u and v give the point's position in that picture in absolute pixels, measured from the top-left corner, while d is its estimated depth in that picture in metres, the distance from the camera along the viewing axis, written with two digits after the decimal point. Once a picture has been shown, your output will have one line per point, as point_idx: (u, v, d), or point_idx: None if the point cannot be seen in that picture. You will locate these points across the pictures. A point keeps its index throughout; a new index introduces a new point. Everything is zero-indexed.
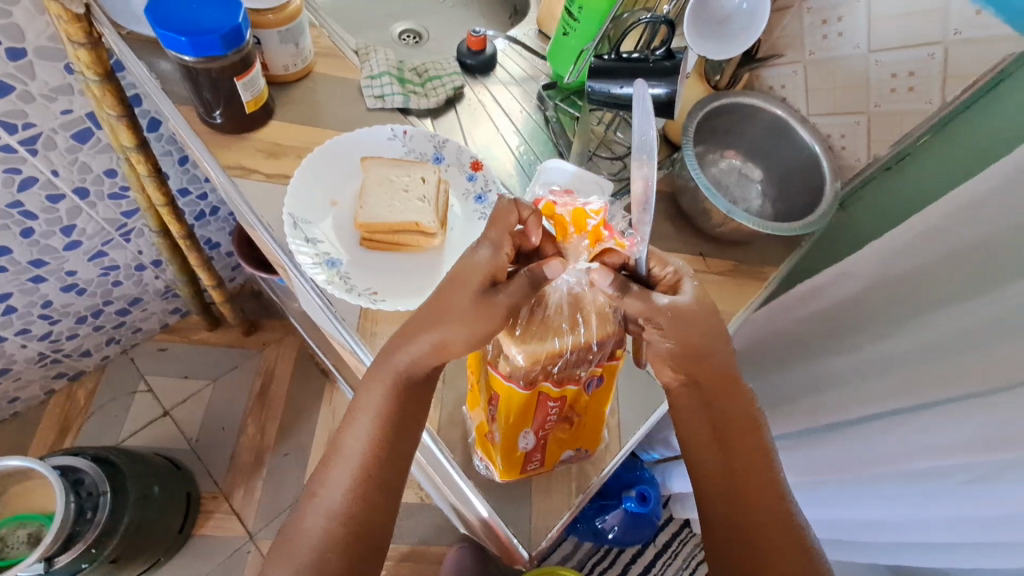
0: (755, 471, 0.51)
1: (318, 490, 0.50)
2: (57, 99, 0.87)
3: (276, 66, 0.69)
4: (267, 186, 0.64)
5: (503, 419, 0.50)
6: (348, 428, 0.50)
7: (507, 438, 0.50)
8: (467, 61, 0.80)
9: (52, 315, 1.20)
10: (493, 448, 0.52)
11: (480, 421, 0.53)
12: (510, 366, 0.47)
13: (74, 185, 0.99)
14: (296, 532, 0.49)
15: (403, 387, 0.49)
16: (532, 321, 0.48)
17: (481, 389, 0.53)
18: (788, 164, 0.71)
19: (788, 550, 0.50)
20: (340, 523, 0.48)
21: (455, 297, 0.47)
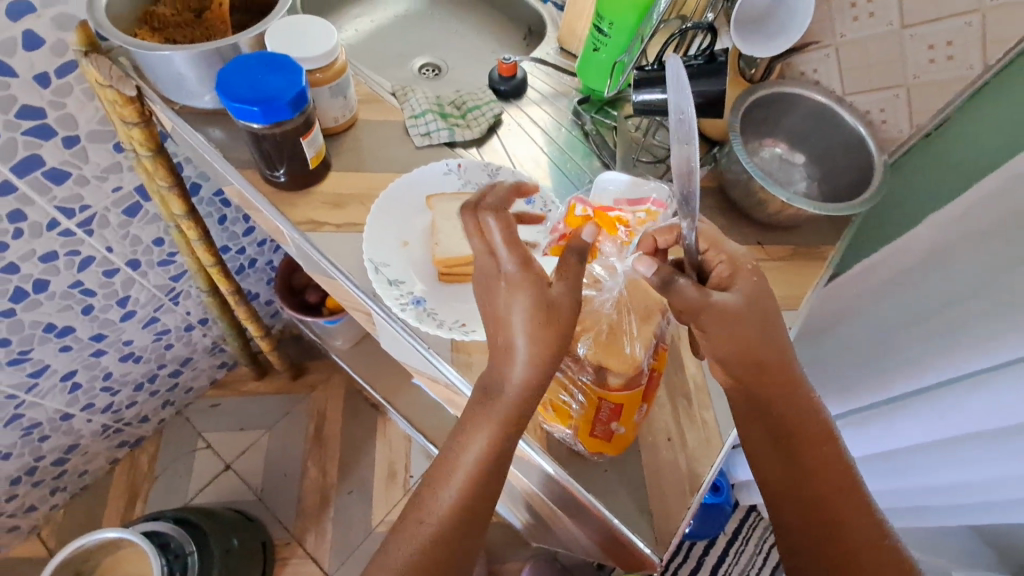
0: (801, 429, 0.52)
1: (409, 517, 0.51)
2: (108, 178, 0.90)
3: (327, 119, 0.72)
4: (339, 237, 0.66)
5: (617, 420, 0.53)
6: (446, 460, 0.51)
7: (627, 422, 0.53)
8: (500, 88, 0.82)
9: (112, 387, 1.23)
10: (608, 439, 0.54)
11: (579, 434, 0.55)
12: (621, 379, 0.51)
13: (127, 258, 1.02)
14: (387, 557, 0.50)
15: (511, 425, 0.50)
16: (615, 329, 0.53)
17: (573, 402, 0.54)
18: (830, 144, 0.73)
19: (837, 492, 0.52)
20: (431, 552, 0.49)
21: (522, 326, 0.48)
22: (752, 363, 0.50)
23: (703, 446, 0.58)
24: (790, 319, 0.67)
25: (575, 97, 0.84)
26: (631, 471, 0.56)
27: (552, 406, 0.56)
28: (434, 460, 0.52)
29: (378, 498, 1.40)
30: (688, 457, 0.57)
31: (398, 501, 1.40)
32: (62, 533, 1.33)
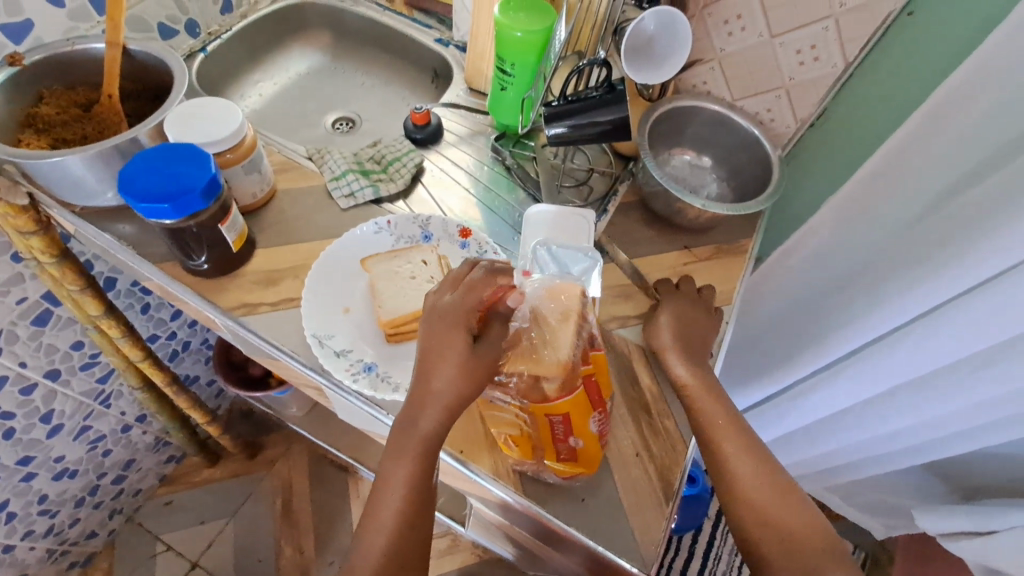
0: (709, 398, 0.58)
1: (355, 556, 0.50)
2: (9, 292, 0.83)
3: (244, 197, 0.70)
4: (277, 315, 0.64)
5: (573, 431, 0.54)
6: (378, 493, 0.51)
7: (585, 432, 0.54)
8: (416, 136, 0.83)
9: (49, 509, 1.13)
10: (573, 458, 0.55)
11: (548, 461, 0.56)
12: (556, 385, 0.51)
13: (44, 370, 0.94)
14: None
15: (430, 449, 0.51)
16: (540, 347, 0.52)
17: (530, 431, 0.55)
18: (730, 146, 0.79)
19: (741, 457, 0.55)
20: None
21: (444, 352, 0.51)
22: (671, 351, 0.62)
23: (669, 453, 0.60)
24: (725, 314, 0.72)
25: (491, 134, 0.86)
26: (608, 493, 0.58)
27: (514, 442, 0.56)
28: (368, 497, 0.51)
29: None
30: (657, 467, 0.59)
31: None
32: None
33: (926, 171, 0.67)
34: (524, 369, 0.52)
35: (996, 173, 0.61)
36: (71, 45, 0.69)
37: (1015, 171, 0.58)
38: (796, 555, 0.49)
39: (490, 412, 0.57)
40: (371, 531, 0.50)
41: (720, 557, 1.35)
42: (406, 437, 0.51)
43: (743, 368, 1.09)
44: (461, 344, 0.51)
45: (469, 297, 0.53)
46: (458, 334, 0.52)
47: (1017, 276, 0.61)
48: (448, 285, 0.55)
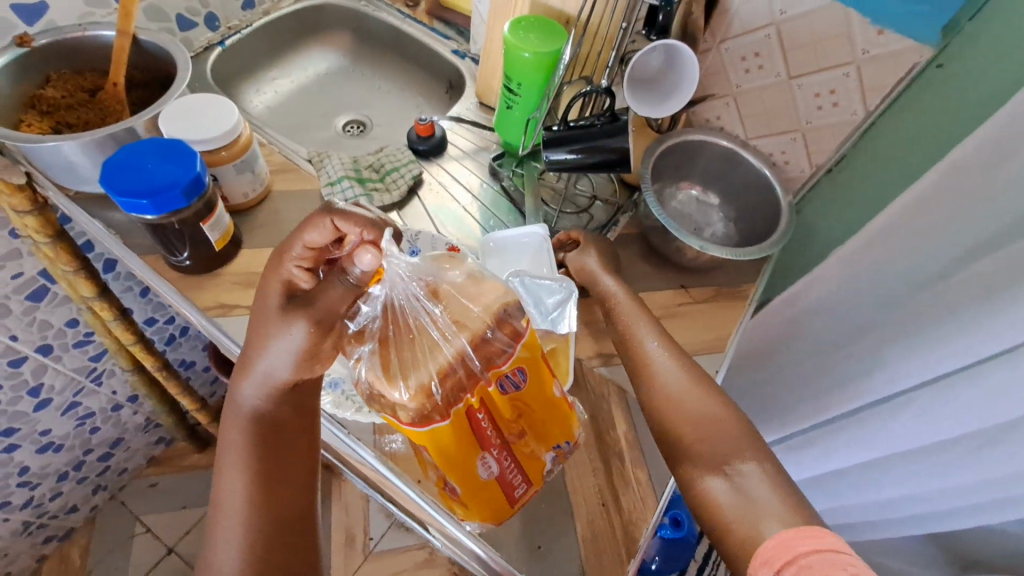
0: (632, 335, 0.58)
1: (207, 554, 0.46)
2: (5, 266, 0.84)
3: (236, 196, 0.69)
4: (252, 319, 0.63)
5: (444, 468, 0.50)
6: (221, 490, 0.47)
7: (461, 474, 0.49)
8: (418, 147, 0.81)
9: (31, 481, 1.14)
10: (457, 494, 0.51)
11: (437, 486, 0.54)
12: (409, 411, 0.47)
13: (36, 345, 0.95)
14: None
15: (267, 434, 0.48)
16: (399, 352, 0.48)
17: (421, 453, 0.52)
18: (739, 185, 0.76)
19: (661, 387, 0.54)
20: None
21: (267, 327, 0.46)
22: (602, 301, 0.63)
23: (638, 507, 0.56)
24: (716, 362, 0.68)
25: (494, 151, 0.84)
26: (569, 543, 0.55)
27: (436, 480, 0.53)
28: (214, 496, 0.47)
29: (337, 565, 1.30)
30: (624, 521, 0.56)
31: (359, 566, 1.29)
32: None
33: (944, 231, 0.63)
34: (382, 383, 0.48)
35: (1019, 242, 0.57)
36: (81, 31, 0.70)
37: None
38: (712, 456, 0.48)
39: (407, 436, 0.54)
40: (218, 533, 0.46)
41: None
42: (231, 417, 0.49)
43: None
44: (279, 313, 0.46)
45: (297, 266, 0.47)
46: (274, 301, 0.47)
47: None
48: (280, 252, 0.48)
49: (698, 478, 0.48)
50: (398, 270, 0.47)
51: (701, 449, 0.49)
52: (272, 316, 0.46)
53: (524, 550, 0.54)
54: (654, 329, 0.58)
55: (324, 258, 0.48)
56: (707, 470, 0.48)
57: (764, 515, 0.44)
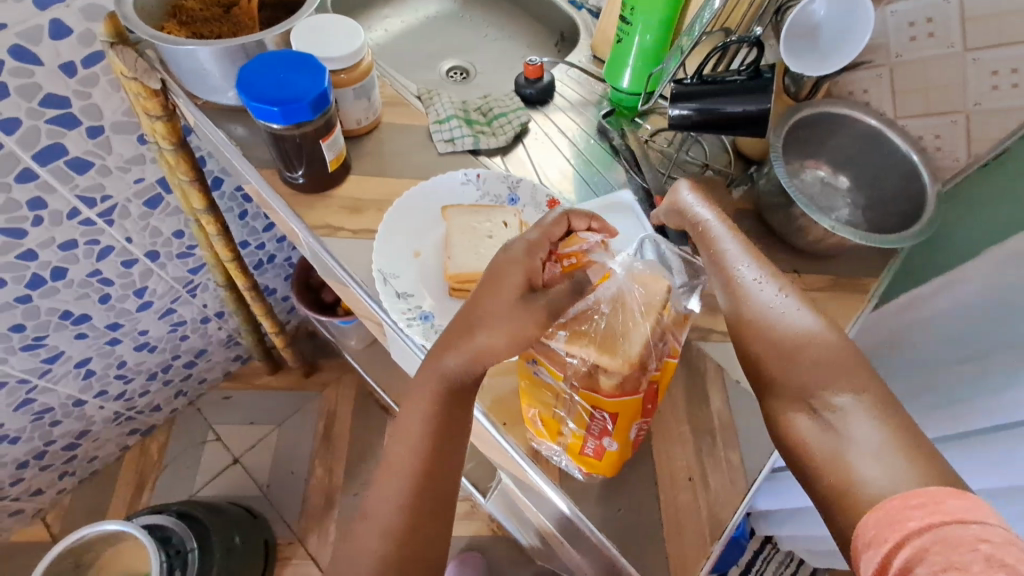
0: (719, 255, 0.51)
1: (369, 511, 0.48)
2: (131, 170, 0.89)
3: (350, 121, 0.70)
4: (355, 243, 0.64)
5: (610, 434, 0.50)
6: (391, 453, 0.49)
7: (621, 440, 0.50)
8: (527, 93, 0.79)
9: (127, 375, 1.24)
10: (601, 460, 0.52)
11: (570, 452, 0.53)
12: (614, 384, 0.48)
13: (146, 249, 1.02)
14: (352, 555, 0.46)
15: (443, 402, 0.49)
16: (602, 329, 0.49)
17: (563, 415, 0.51)
18: (878, 169, 0.68)
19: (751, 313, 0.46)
20: (396, 540, 0.46)
21: (492, 303, 0.49)
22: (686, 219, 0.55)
23: (726, 489, 0.54)
24: None
25: (604, 107, 0.81)
26: (648, 511, 0.53)
27: (542, 421, 0.53)
28: (382, 459, 0.50)
29: None
30: (710, 500, 0.53)
31: None
32: (68, 518, 1.35)
33: None
34: (580, 352, 0.49)
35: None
36: None
37: None
38: (799, 388, 0.43)
39: (526, 382, 0.54)
40: (387, 488, 0.48)
41: None
42: (423, 378, 0.50)
43: None
44: (512, 290, 0.49)
45: (529, 252, 0.52)
46: (514, 284, 0.49)
47: None
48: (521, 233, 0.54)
49: (783, 414, 0.43)
50: (623, 273, 0.52)
51: (786, 380, 0.43)
52: (501, 291, 0.49)
53: (603, 509, 0.53)
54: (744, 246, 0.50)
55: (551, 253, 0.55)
56: (793, 405, 0.43)
57: (857, 457, 0.38)
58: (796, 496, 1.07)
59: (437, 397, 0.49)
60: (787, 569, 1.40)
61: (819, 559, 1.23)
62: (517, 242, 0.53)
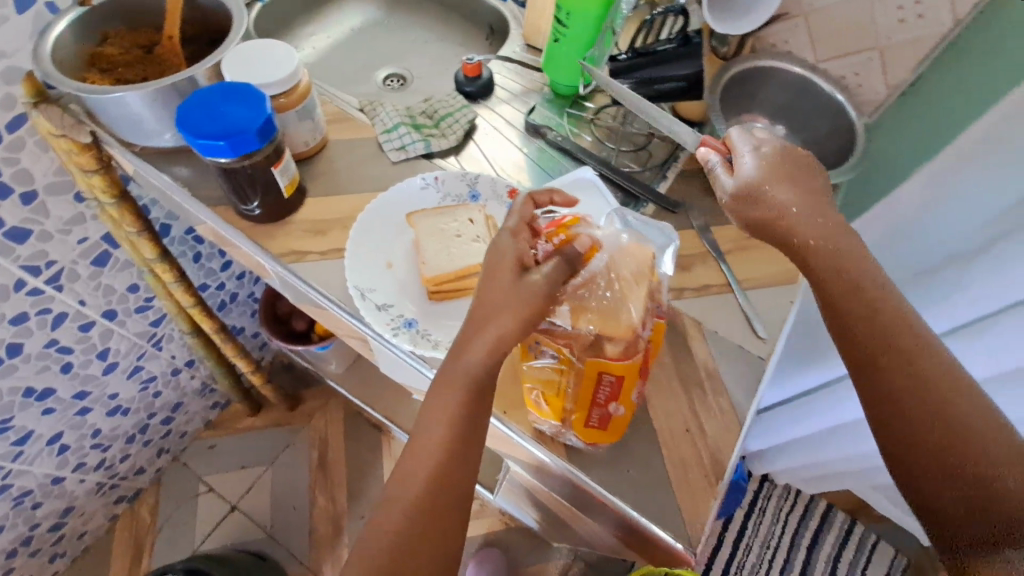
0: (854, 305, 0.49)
1: (395, 492, 0.51)
2: (72, 230, 0.86)
3: (297, 144, 0.69)
4: (324, 264, 0.64)
5: (616, 399, 0.53)
6: (417, 440, 0.52)
7: (625, 403, 0.54)
8: (466, 89, 0.80)
9: (103, 443, 1.19)
10: (605, 429, 0.55)
11: (575, 426, 0.55)
12: (618, 350, 0.51)
13: (102, 310, 0.98)
14: (380, 531, 0.50)
15: (473, 397, 0.51)
16: (601, 303, 0.53)
17: (567, 388, 0.53)
18: (809, 113, 0.72)
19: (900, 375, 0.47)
20: (423, 515, 0.49)
21: (497, 293, 0.52)
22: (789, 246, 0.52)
23: (722, 434, 0.57)
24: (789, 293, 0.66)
25: (545, 94, 0.83)
26: (656, 469, 0.56)
27: (545, 402, 0.55)
28: (408, 445, 0.52)
29: None
30: (709, 446, 0.56)
31: None
32: None
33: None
34: (586, 327, 0.52)
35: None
36: None
37: None
38: (942, 466, 0.46)
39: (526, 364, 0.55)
40: (412, 472, 0.51)
41: (750, 547, 1.45)
42: (454, 377, 0.52)
43: (793, 355, 1.06)
44: (513, 275, 0.52)
45: (519, 239, 0.55)
46: (509, 267, 0.52)
47: None
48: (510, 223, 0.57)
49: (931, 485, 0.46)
50: (612, 245, 0.55)
51: (925, 453, 0.47)
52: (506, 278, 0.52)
53: (612, 474, 0.56)
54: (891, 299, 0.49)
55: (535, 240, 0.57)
56: (939, 485, 0.46)
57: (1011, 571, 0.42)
58: (783, 432, 1.15)
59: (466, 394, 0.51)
60: (786, 501, 1.50)
61: (813, 486, 1.31)
62: (507, 230, 0.55)
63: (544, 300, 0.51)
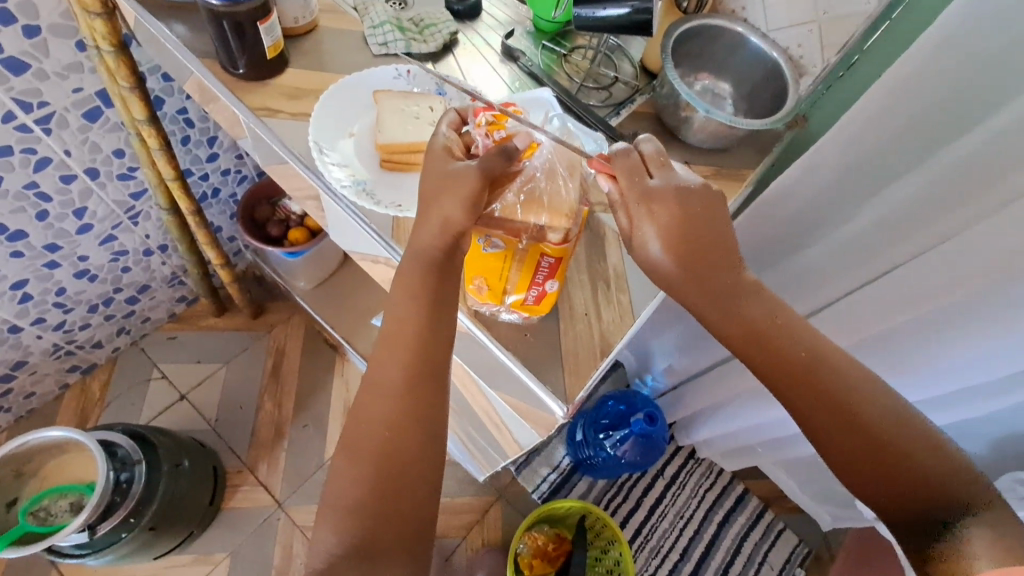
0: (777, 357, 0.55)
1: (376, 378, 0.58)
2: (69, 77, 0.92)
3: (288, 19, 0.75)
4: (293, 124, 0.71)
5: (552, 276, 0.60)
6: (393, 332, 0.58)
7: (559, 282, 0.60)
8: (455, 8, 0.86)
9: (65, 304, 1.25)
10: (540, 305, 0.61)
11: (514, 304, 0.61)
12: (560, 235, 0.58)
13: (85, 166, 1.04)
14: (370, 415, 0.56)
15: (433, 280, 0.57)
16: (544, 195, 0.59)
17: (511, 270, 0.59)
18: (755, 77, 0.81)
19: (833, 413, 0.54)
20: (404, 394, 0.56)
21: (437, 186, 0.58)
22: (700, 287, 0.55)
23: (615, 322, 0.64)
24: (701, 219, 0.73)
25: (527, 28, 0.88)
26: (552, 339, 0.63)
27: (486, 286, 0.61)
28: (383, 337, 0.58)
29: (332, 432, 1.45)
30: (602, 330, 0.64)
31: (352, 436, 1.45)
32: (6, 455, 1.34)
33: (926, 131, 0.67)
34: (535, 218, 0.58)
35: (988, 120, 0.61)
36: None
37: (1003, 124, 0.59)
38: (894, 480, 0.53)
39: (477, 258, 0.61)
40: (391, 358, 0.57)
41: (665, 514, 1.52)
42: (416, 261, 0.57)
43: None
44: (449, 170, 0.58)
45: (451, 138, 0.62)
46: (441, 158, 0.59)
47: (989, 226, 0.63)
48: (445, 126, 0.63)
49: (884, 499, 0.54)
50: (547, 145, 0.61)
51: (877, 472, 0.53)
52: (440, 171, 0.58)
53: (513, 337, 0.63)
54: (802, 344, 0.55)
55: (466, 146, 0.62)
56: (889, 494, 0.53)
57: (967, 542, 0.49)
58: (706, 397, 1.26)
59: (430, 277, 0.57)
60: (707, 479, 1.57)
61: (732, 457, 1.44)
62: (443, 135, 0.62)
63: (482, 181, 0.56)
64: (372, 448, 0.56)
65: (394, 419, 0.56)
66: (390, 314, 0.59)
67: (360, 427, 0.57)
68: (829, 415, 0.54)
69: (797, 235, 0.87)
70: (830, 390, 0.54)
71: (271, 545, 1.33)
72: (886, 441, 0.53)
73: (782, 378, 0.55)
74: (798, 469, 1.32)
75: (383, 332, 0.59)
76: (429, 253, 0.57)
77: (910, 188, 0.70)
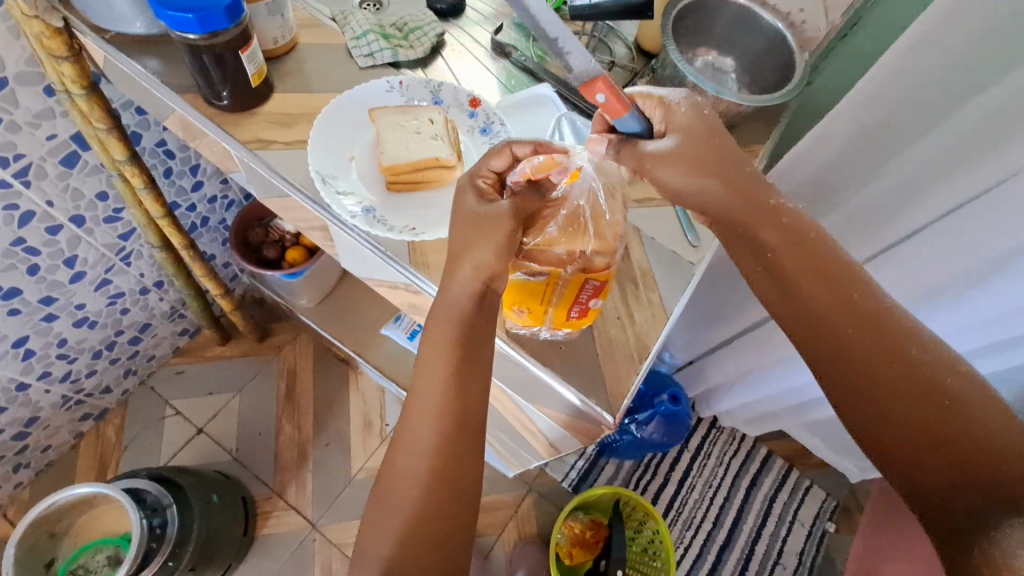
0: (814, 289, 0.54)
1: (406, 431, 0.56)
2: (41, 125, 0.88)
3: (266, 40, 0.71)
4: (288, 153, 0.67)
5: (597, 295, 0.57)
6: (424, 385, 0.56)
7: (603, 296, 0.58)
8: (438, 7, 0.82)
9: (69, 354, 1.21)
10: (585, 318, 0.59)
11: (557, 322, 0.59)
12: (605, 258, 0.56)
13: (70, 213, 1.00)
14: (399, 464, 0.56)
15: (466, 331, 0.55)
16: (590, 224, 0.56)
17: (556, 293, 0.56)
18: (757, 48, 0.78)
19: (868, 349, 0.52)
20: (436, 448, 0.55)
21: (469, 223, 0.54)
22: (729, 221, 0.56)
23: (649, 322, 0.63)
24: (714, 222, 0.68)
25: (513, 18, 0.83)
26: (585, 346, 0.62)
27: (528, 311, 0.59)
28: (415, 388, 0.57)
29: (354, 447, 1.44)
30: (637, 331, 0.62)
31: (376, 449, 1.44)
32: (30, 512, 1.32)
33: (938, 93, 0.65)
34: (582, 246, 0.56)
35: (999, 81, 0.60)
36: None
37: (1014, 84, 0.58)
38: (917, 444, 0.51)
39: (517, 288, 0.57)
40: (421, 411, 0.55)
41: (694, 486, 1.53)
42: (446, 310, 0.55)
43: (739, 297, 1.13)
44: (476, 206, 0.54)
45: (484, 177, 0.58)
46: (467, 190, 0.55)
47: None
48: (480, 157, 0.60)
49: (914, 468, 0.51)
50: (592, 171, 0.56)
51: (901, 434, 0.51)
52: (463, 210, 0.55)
53: (546, 350, 0.62)
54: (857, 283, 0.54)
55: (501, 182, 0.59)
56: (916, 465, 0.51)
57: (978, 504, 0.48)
58: (726, 370, 1.26)
59: (464, 327, 0.55)
60: (731, 446, 1.59)
61: (753, 423, 1.46)
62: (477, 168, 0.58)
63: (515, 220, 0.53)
64: (400, 500, 0.54)
65: (423, 472, 0.54)
66: (422, 364, 0.57)
67: (391, 479, 0.56)
68: (859, 342, 0.53)
69: (811, 203, 0.85)
70: (867, 319, 0.53)
71: (311, 567, 1.32)
72: (917, 385, 0.51)
73: (827, 316, 0.54)
74: (823, 428, 1.33)
75: (414, 383, 0.57)
76: (457, 292, 0.55)
77: (925, 151, 0.69)
